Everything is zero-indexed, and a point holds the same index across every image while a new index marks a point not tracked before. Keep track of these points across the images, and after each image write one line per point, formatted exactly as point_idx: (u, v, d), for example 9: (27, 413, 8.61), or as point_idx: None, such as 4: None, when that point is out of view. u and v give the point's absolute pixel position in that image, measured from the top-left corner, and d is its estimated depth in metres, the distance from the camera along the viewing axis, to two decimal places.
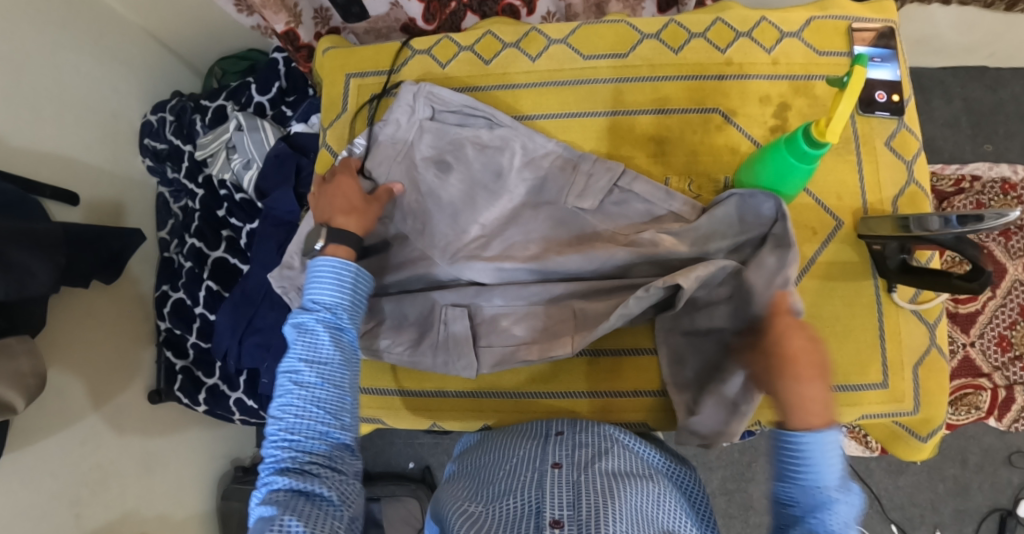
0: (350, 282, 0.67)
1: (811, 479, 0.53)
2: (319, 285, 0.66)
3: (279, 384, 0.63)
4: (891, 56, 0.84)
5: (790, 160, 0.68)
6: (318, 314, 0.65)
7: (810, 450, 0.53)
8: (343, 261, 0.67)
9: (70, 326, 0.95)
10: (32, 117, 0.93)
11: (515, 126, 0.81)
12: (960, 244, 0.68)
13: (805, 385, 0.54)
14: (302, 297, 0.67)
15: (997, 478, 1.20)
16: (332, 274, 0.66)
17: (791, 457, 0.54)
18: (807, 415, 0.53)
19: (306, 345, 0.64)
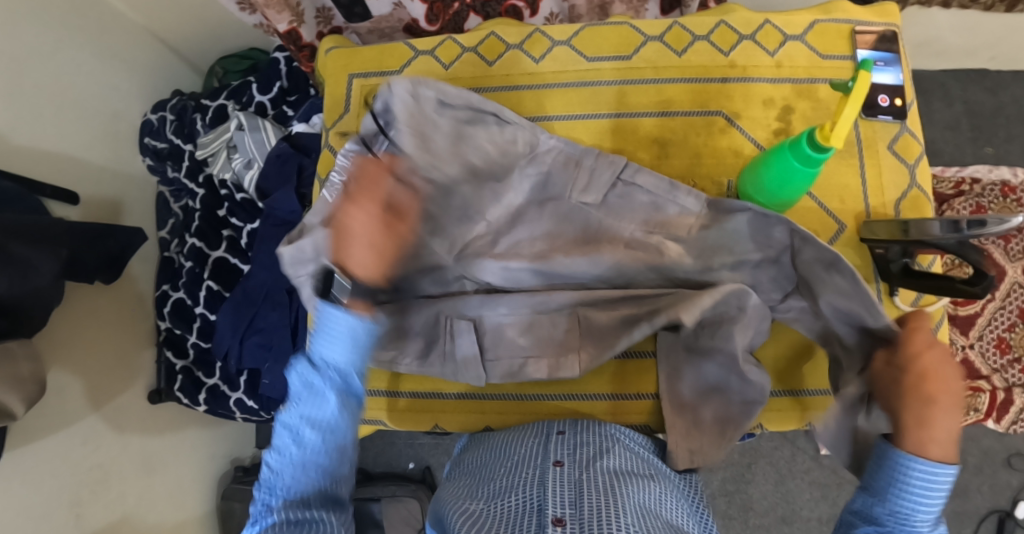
0: (361, 342, 0.58)
1: (919, 509, 0.53)
2: (330, 341, 0.57)
3: (277, 436, 0.58)
4: (894, 60, 0.84)
5: (794, 163, 0.68)
6: (325, 375, 0.58)
7: (929, 483, 0.52)
8: (356, 321, 0.57)
9: (70, 327, 0.95)
10: (33, 116, 0.93)
11: (525, 124, 0.77)
12: (962, 248, 0.68)
13: (931, 410, 0.54)
14: (311, 346, 0.59)
15: (997, 480, 1.20)
16: (344, 335, 0.57)
17: (907, 486, 0.53)
18: (925, 444, 0.54)
19: (311, 406, 0.58)
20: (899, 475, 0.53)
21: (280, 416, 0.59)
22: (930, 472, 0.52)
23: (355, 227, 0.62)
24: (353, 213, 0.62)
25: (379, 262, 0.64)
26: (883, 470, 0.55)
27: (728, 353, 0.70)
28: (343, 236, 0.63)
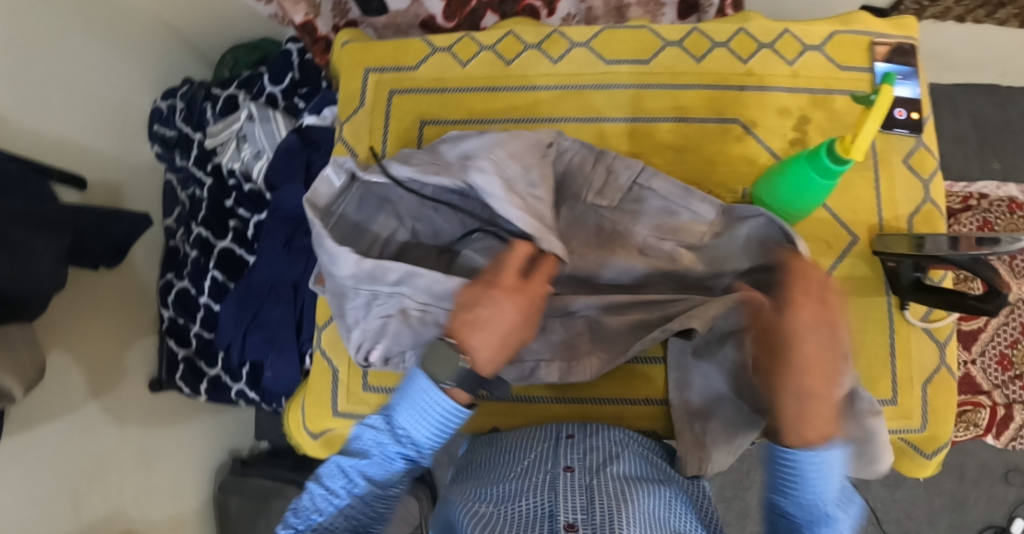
0: (447, 430, 0.63)
1: (814, 494, 0.55)
2: (419, 418, 0.63)
3: (334, 477, 0.65)
4: (913, 74, 0.84)
5: (811, 173, 0.68)
6: (402, 447, 0.64)
7: (813, 470, 0.55)
8: (450, 416, 0.62)
9: (70, 313, 0.94)
10: (42, 102, 0.92)
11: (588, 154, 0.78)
12: (976, 265, 0.68)
13: (793, 401, 0.54)
14: (394, 413, 0.65)
15: (993, 495, 1.21)
16: (437, 421, 0.62)
17: (795, 476, 0.56)
18: (804, 434, 0.55)
19: (379, 466, 0.65)
20: (785, 470, 0.56)
21: (342, 460, 0.66)
22: (812, 462, 0.54)
23: (490, 316, 0.59)
24: (500, 303, 0.59)
25: (505, 358, 0.61)
26: (774, 468, 0.58)
27: (737, 361, 0.70)
28: (474, 321, 0.59)
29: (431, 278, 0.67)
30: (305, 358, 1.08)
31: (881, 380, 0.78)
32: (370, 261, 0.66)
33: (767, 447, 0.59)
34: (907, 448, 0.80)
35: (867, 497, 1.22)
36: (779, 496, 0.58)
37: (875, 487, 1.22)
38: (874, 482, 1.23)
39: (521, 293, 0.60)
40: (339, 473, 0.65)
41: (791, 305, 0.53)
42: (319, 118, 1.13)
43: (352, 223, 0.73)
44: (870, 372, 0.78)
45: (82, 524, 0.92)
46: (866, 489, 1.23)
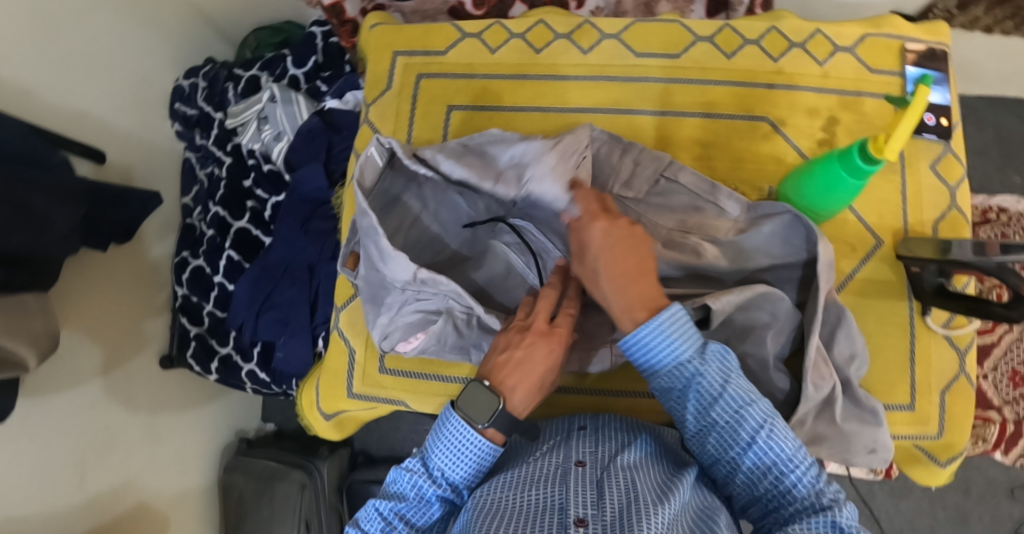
0: (485, 461, 0.61)
1: (671, 358, 0.59)
2: (456, 458, 0.60)
3: (371, 522, 0.62)
4: (943, 80, 0.83)
5: (841, 173, 0.68)
6: (440, 488, 0.61)
7: (653, 336, 0.59)
8: (490, 446, 0.60)
9: (82, 284, 0.94)
10: (66, 74, 0.92)
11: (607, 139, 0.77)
12: (1002, 271, 0.66)
13: (613, 290, 0.60)
14: (430, 452, 0.62)
15: (998, 511, 1.19)
16: (475, 460, 0.60)
17: (647, 349, 0.60)
18: (634, 314, 0.60)
19: (416, 509, 0.62)
20: (639, 348, 0.60)
21: (378, 505, 0.62)
22: (645, 328, 0.58)
23: (528, 359, 0.61)
24: (536, 345, 0.61)
25: (538, 397, 0.62)
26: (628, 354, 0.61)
27: (758, 359, 0.69)
28: (511, 362, 0.61)
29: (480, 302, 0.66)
30: (318, 340, 1.07)
31: (898, 385, 0.78)
32: (425, 275, 0.63)
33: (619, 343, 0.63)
34: (921, 457, 0.81)
35: (872, 506, 1.22)
36: (649, 376, 0.62)
37: (879, 497, 1.22)
38: (878, 491, 1.23)
39: (552, 336, 0.62)
40: (376, 518, 0.62)
41: (591, 218, 0.62)
42: (341, 101, 1.12)
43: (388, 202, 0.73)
44: (889, 377, 0.78)
45: (88, 497, 0.92)
46: (870, 498, 1.22)
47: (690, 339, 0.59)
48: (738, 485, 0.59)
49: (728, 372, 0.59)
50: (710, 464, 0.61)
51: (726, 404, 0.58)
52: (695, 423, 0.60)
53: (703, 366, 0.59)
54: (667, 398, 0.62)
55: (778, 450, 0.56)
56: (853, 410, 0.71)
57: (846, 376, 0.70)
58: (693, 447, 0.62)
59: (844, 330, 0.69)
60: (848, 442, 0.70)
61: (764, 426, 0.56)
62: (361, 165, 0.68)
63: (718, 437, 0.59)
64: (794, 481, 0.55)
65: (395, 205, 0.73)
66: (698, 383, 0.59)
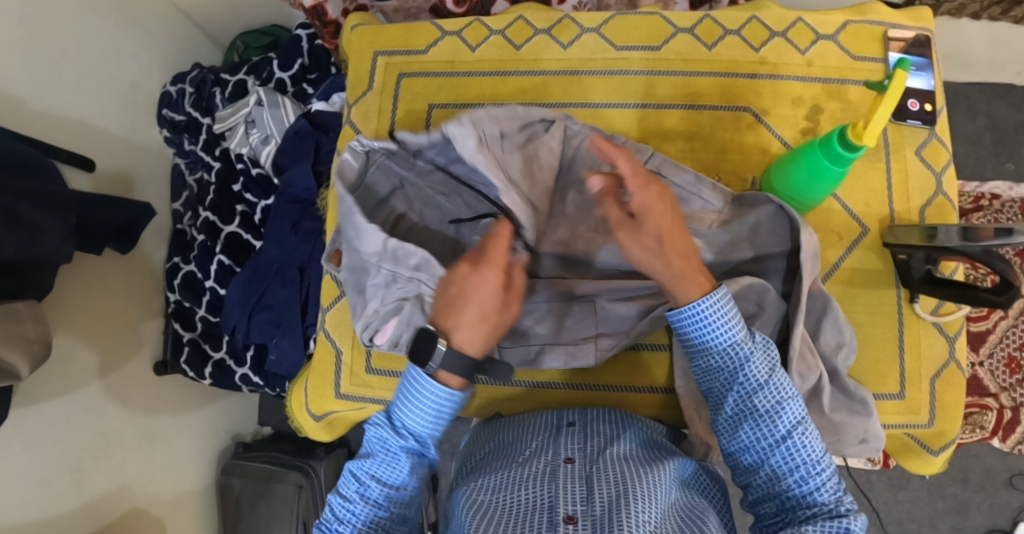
0: (448, 412, 0.60)
1: (726, 338, 0.58)
2: (415, 408, 0.59)
3: (348, 484, 0.62)
4: (927, 65, 0.83)
5: (823, 161, 0.67)
6: (405, 440, 0.60)
7: (715, 314, 0.58)
8: (447, 393, 0.58)
9: (78, 290, 0.94)
10: (51, 81, 0.92)
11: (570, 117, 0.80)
12: (989, 257, 0.66)
13: (676, 258, 0.58)
14: (394, 407, 0.61)
15: (997, 500, 1.19)
16: (433, 407, 0.59)
17: (700, 327, 0.59)
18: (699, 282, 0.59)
19: (386, 467, 0.61)
20: (696, 323, 0.59)
21: (353, 466, 0.62)
22: (705, 306, 0.58)
23: (467, 292, 0.57)
24: (467, 278, 0.57)
25: (485, 335, 0.57)
26: (682, 327, 0.61)
27: None
28: (450, 304, 0.58)
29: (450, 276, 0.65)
30: (310, 341, 1.07)
31: (888, 374, 0.77)
32: (394, 244, 0.64)
33: (668, 313, 0.62)
34: (914, 446, 0.80)
35: (870, 497, 1.21)
36: (699, 354, 0.61)
37: (877, 488, 1.21)
38: (876, 482, 1.22)
39: (483, 263, 0.57)
40: (352, 480, 0.62)
41: (648, 181, 0.58)
42: (327, 103, 1.14)
43: (370, 196, 0.73)
44: (879, 366, 0.77)
45: (85, 501, 0.92)
46: (869, 489, 1.22)
47: (741, 324, 0.59)
48: (757, 480, 0.59)
49: (774, 365, 0.59)
50: (734, 451, 0.60)
51: (769, 396, 0.57)
52: (733, 407, 0.59)
53: (755, 353, 0.58)
54: (710, 378, 0.61)
55: (808, 450, 0.56)
56: (843, 400, 0.70)
57: (834, 366, 0.70)
58: (722, 432, 0.61)
59: (830, 319, 0.69)
60: (839, 432, 0.70)
61: (800, 425, 0.56)
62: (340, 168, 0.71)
63: (754, 426, 0.57)
64: (817, 484, 0.55)
65: (387, 202, 0.74)
66: (747, 369, 0.58)
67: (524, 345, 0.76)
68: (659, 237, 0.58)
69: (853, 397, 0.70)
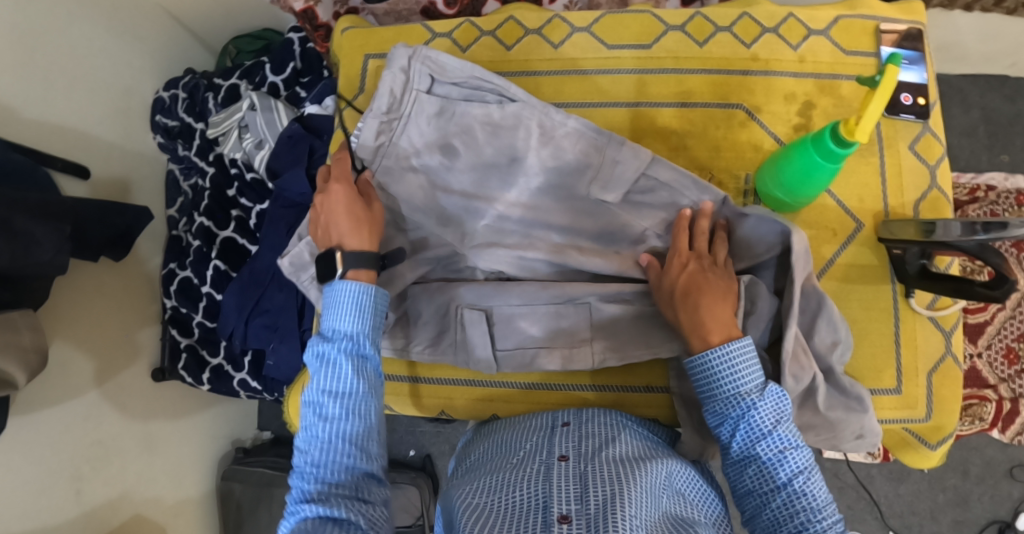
0: (371, 307, 0.65)
1: (732, 389, 0.59)
2: (338, 312, 0.64)
3: (307, 413, 0.61)
4: (919, 59, 0.83)
5: (815, 158, 0.67)
6: (338, 343, 0.63)
7: (726, 365, 0.59)
8: (361, 286, 0.65)
9: (74, 298, 0.94)
10: (44, 89, 0.91)
11: (529, 101, 0.74)
12: (983, 251, 0.66)
13: (687, 310, 0.64)
14: (323, 324, 0.65)
15: (998, 491, 1.19)
16: (352, 300, 0.64)
17: (714, 373, 0.60)
18: (705, 336, 0.62)
19: (330, 382, 0.61)
20: (708, 372, 0.60)
21: (305, 395, 0.62)
22: (720, 354, 0.59)
23: (329, 211, 0.70)
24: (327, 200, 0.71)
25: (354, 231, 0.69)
26: (696, 372, 0.62)
27: None
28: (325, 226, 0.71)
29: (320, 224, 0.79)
30: (307, 346, 1.07)
31: (885, 369, 0.77)
32: (289, 258, 0.79)
33: (686, 359, 0.64)
34: (911, 439, 0.80)
35: (870, 491, 1.21)
36: (709, 400, 0.62)
37: (878, 481, 1.21)
38: (876, 476, 1.22)
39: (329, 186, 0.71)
40: (309, 409, 0.61)
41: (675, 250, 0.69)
42: (320, 107, 1.13)
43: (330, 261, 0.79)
44: (876, 362, 0.77)
45: (86, 509, 0.92)
46: (869, 483, 1.22)
47: (753, 375, 0.59)
48: (764, 520, 0.58)
49: (784, 414, 0.59)
50: (740, 492, 0.60)
51: (772, 445, 0.57)
52: (739, 451, 0.59)
53: (761, 403, 0.58)
54: (715, 422, 0.61)
55: (810, 498, 0.55)
56: (838, 397, 0.70)
57: (828, 365, 0.70)
58: (730, 475, 0.61)
59: (824, 317, 0.68)
60: (835, 429, 0.70)
61: (801, 472, 0.56)
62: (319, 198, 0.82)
63: (757, 469, 0.58)
64: (819, 529, 0.54)
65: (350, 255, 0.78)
66: (753, 417, 0.58)
67: (521, 349, 0.77)
68: (673, 289, 0.66)
69: (850, 395, 0.70)
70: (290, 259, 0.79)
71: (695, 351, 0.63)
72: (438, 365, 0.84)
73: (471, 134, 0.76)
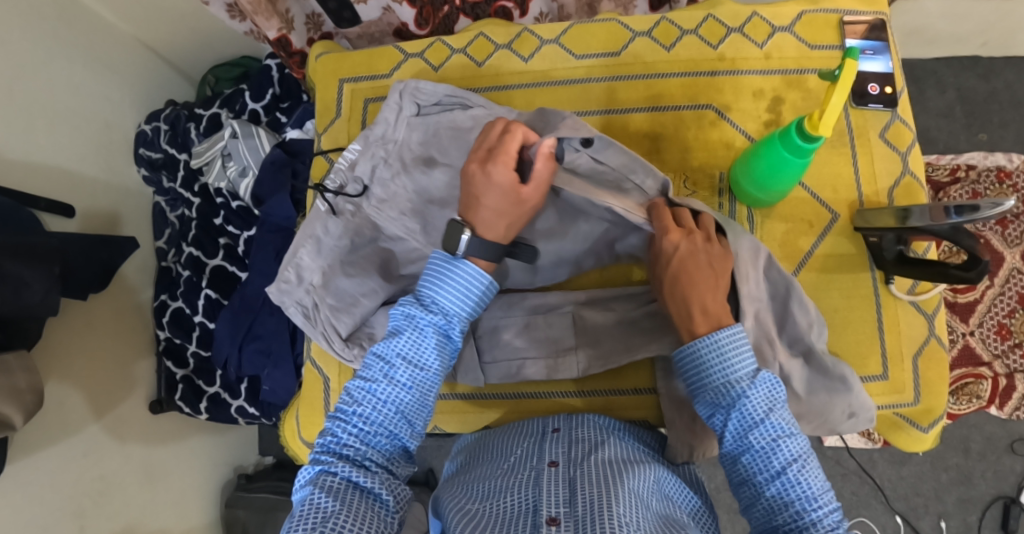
0: (477, 296, 0.61)
1: (725, 376, 0.57)
2: (448, 286, 0.61)
3: (371, 366, 0.59)
4: (883, 48, 0.84)
5: (784, 153, 0.68)
6: (432, 316, 0.60)
7: (716, 352, 0.58)
8: (479, 272, 0.61)
9: (66, 335, 0.94)
10: (27, 130, 0.92)
11: (489, 106, 0.81)
12: (956, 234, 0.66)
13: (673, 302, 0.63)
14: (423, 288, 0.61)
15: (1000, 467, 1.19)
16: (466, 284, 0.60)
17: (704, 362, 0.59)
18: (691, 327, 0.61)
19: (410, 346, 0.59)
20: (697, 360, 0.59)
21: (377, 348, 0.59)
22: (710, 342, 0.58)
23: (478, 185, 0.64)
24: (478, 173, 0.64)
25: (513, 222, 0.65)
26: (686, 363, 0.60)
27: None
28: (469, 201, 0.64)
29: (309, 249, 0.80)
30: (301, 369, 1.08)
31: (870, 356, 0.78)
32: (274, 289, 0.79)
33: (678, 350, 0.62)
34: (902, 423, 0.81)
35: (873, 476, 1.22)
36: (700, 392, 0.60)
37: (880, 465, 1.22)
38: (879, 460, 1.22)
39: (494, 160, 0.63)
40: (375, 362, 0.59)
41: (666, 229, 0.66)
42: (302, 131, 1.16)
43: (317, 286, 0.79)
44: (860, 349, 0.78)
45: None
46: (872, 468, 1.22)
47: (752, 361, 0.58)
48: (759, 512, 0.56)
49: (778, 402, 0.57)
50: (737, 483, 0.58)
51: (766, 433, 0.55)
52: (732, 441, 0.57)
53: (753, 391, 0.56)
54: (707, 414, 0.60)
55: (803, 486, 0.53)
56: (821, 380, 0.71)
57: (808, 344, 0.71)
58: (726, 464, 0.59)
59: (795, 299, 0.70)
60: (823, 414, 0.71)
61: (795, 461, 0.54)
62: (299, 224, 0.81)
63: (752, 457, 0.56)
64: (813, 519, 0.52)
65: (331, 282, 0.79)
66: (744, 406, 0.56)
67: (506, 361, 0.79)
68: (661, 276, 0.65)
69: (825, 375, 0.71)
70: (279, 289, 0.79)
71: (685, 341, 0.62)
72: None
73: (441, 141, 0.81)
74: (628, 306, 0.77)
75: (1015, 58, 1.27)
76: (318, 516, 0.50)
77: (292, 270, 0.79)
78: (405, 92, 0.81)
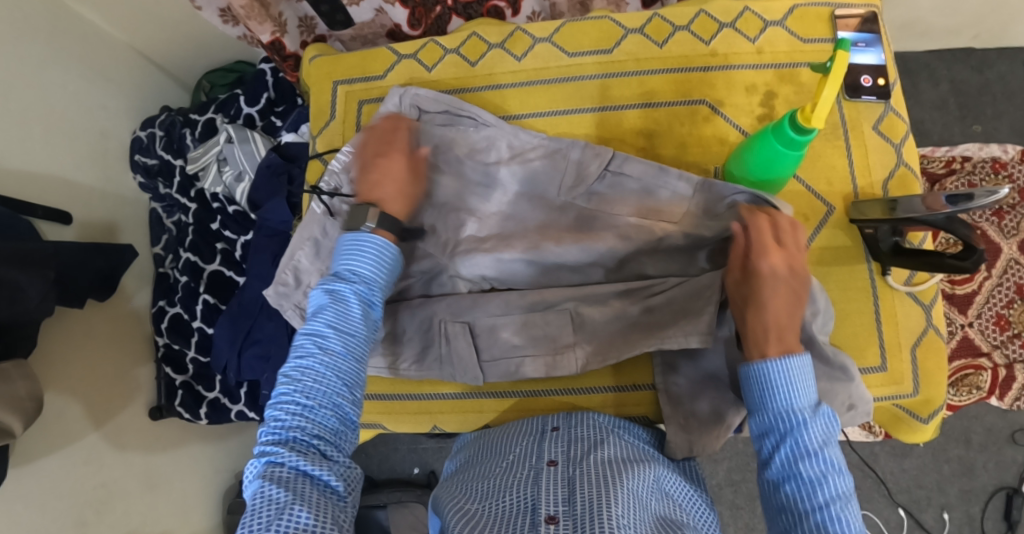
0: (389, 262, 0.67)
1: (789, 403, 0.57)
2: (362, 256, 0.65)
3: (303, 343, 0.59)
4: (875, 41, 0.85)
5: (777, 147, 0.68)
6: (353, 285, 0.63)
7: (784, 378, 0.58)
8: (388, 242, 0.67)
9: (63, 343, 0.94)
10: (22, 139, 0.92)
11: (500, 125, 0.81)
12: (951, 224, 0.66)
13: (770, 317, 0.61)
14: (341, 264, 0.65)
15: (1002, 457, 1.20)
16: (378, 252, 0.66)
17: (771, 385, 0.58)
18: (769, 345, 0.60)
19: (334, 314, 0.61)
20: (765, 382, 0.59)
21: (305, 326, 0.60)
22: (781, 368, 0.58)
23: (381, 171, 0.72)
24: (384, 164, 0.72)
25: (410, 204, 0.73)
26: (753, 381, 0.60)
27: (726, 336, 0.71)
28: (373, 182, 0.71)
29: (306, 252, 0.81)
30: None
31: (868, 347, 0.78)
32: (274, 291, 0.81)
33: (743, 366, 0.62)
34: (902, 415, 0.81)
35: (875, 469, 1.22)
36: (757, 411, 0.60)
37: (882, 458, 1.22)
38: (880, 453, 1.22)
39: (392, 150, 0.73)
40: (307, 339, 0.59)
41: (768, 248, 0.63)
42: (297, 134, 1.15)
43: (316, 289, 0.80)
44: (859, 340, 0.78)
45: None
46: (874, 462, 1.22)
47: (815, 391, 0.58)
48: None
49: (834, 442, 0.57)
50: (773, 510, 0.57)
51: (816, 466, 0.55)
52: (779, 461, 0.56)
53: (813, 422, 0.56)
54: (760, 437, 0.60)
55: (843, 524, 0.52)
56: (822, 368, 0.71)
57: (811, 333, 0.70)
58: (765, 490, 0.58)
59: None
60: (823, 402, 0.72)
61: (839, 499, 0.53)
62: (297, 226, 0.82)
63: (795, 489, 0.55)
64: None
65: None
66: (801, 435, 0.56)
67: (506, 359, 0.79)
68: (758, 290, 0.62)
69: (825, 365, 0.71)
70: (279, 292, 0.81)
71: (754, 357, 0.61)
72: (431, 381, 0.85)
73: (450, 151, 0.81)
74: (626, 302, 0.76)
75: (1008, 50, 1.27)
76: (273, 508, 0.48)
77: (289, 273, 0.81)
78: (407, 99, 0.83)
